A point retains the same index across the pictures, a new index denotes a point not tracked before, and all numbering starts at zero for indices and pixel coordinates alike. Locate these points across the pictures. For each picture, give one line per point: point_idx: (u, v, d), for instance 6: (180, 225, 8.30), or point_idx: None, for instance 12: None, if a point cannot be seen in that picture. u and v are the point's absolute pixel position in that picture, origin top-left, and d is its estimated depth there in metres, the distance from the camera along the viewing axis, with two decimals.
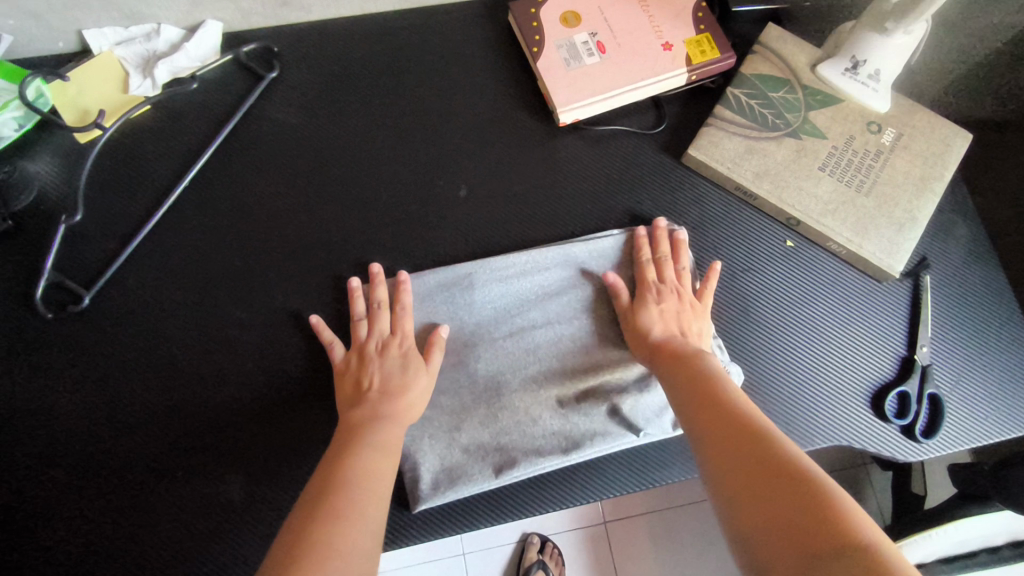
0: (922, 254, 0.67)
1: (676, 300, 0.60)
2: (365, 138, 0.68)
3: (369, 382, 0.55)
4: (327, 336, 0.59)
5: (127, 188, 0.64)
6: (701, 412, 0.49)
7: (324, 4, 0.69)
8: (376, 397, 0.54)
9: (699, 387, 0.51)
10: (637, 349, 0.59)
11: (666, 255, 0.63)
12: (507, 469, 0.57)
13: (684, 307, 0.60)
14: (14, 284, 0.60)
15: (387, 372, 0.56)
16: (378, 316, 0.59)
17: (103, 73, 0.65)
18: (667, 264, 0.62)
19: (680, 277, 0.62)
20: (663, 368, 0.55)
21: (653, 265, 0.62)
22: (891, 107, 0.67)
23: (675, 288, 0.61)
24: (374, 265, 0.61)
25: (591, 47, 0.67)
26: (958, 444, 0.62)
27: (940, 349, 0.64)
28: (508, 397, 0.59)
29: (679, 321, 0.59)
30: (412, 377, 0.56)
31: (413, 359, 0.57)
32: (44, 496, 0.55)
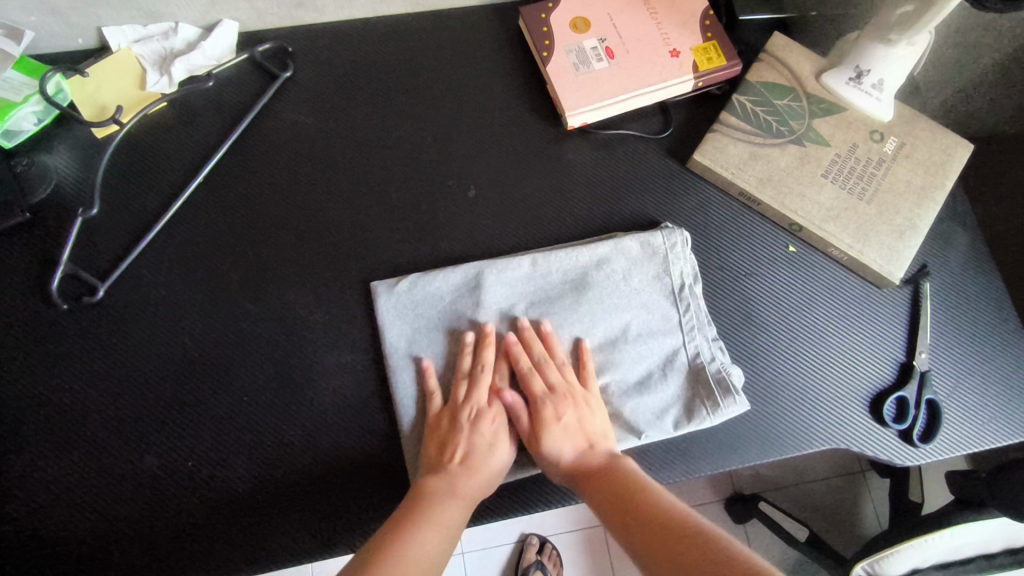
0: (922, 261, 0.68)
1: (572, 407, 0.58)
2: (376, 138, 0.69)
3: (455, 452, 0.55)
4: (432, 384, 0.59)
5: (142, 183, 0.65)
6: (617, 513, 0.50)
7: (338, 6, 0.70)
8: (457, 471, 0.54)
9: (616, 485, 0.52)
10: (551, 473, 0.57)
11: (540, 357, 0.60)
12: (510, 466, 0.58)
13: (582, 410, 0.58)
14: (30, 274, 0.61)
15: (475, 447, 0.56)
16: (480, 380, 0.59)
17: (121, 71, 0.66)
18: (546, 367, 0.59)
19: (564, 375, 0.60)
20: (581, 484, 0.54)
21: (535, 372, 0.59)
22: (894, 116, 0.68)
23: (566, 391, 0.58)
24: (491, 325, 0.61)
25: (600, 52, 0.69)
26: (955, 449, 0.63)
27: (939, 355, 0.65)
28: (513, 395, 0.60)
29: (581, 431, 0.57)
30: (496, 459, 0.56)
31: (500, 439, 0.57)
32: (56, 485, 0.56)
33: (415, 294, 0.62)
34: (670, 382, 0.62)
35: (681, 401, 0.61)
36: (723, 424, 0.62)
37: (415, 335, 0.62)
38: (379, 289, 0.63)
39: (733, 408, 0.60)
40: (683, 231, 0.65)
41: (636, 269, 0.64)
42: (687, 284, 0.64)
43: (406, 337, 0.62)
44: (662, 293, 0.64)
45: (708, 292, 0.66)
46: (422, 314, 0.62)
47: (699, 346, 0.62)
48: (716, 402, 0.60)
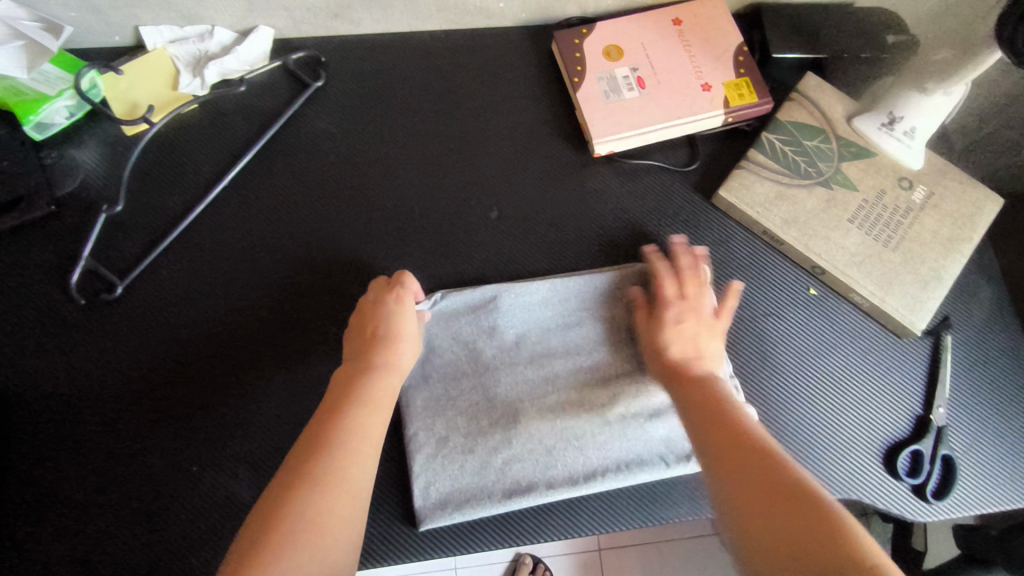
0: (944, 313, 0.67)
1: (696, 320, 0.58)
2: (401, 152, 0.69)
3: (369, 332, 0.56)
4: None
5: (169, 183, 0.66)
6: (704, 412, 0.51)
7: (374, 19, 0.70)
8: (372, 346, 0.55)
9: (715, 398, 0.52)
10: (653, 365, 0.58)
11: (686, 270, 0.62)
12: (516, 496, 0.57)
13: (705, 327, 0.58)
14: (51, 267, 0.62)
15: (384, 319, 0.57)
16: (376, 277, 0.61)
17: (154, 70, 0.66)
18: (687, 279, 0.61)
19: (702, 292, 0.60)
20: (677, 382, 0.55)
21: (673, 278, 0.61)
22: (924, 165, 0.68)
23: (696, 305, 0.59)
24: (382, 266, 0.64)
25: (632, 82, 0.69)
26: (970, 508, 0.61)
27: (956, 411, 0.64)
28: (525, 425, 0.59)
29: (696, 342, 0.57)
30: (404, 324, 0.57)
31: (405, 303, 0.58)
32: (58, 481, 0.56)
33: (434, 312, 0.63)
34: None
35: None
36: None
37: (431, 354, 0.61)
38: None
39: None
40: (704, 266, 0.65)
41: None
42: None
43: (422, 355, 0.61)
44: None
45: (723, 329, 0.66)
46: (438, 334, 0.62)
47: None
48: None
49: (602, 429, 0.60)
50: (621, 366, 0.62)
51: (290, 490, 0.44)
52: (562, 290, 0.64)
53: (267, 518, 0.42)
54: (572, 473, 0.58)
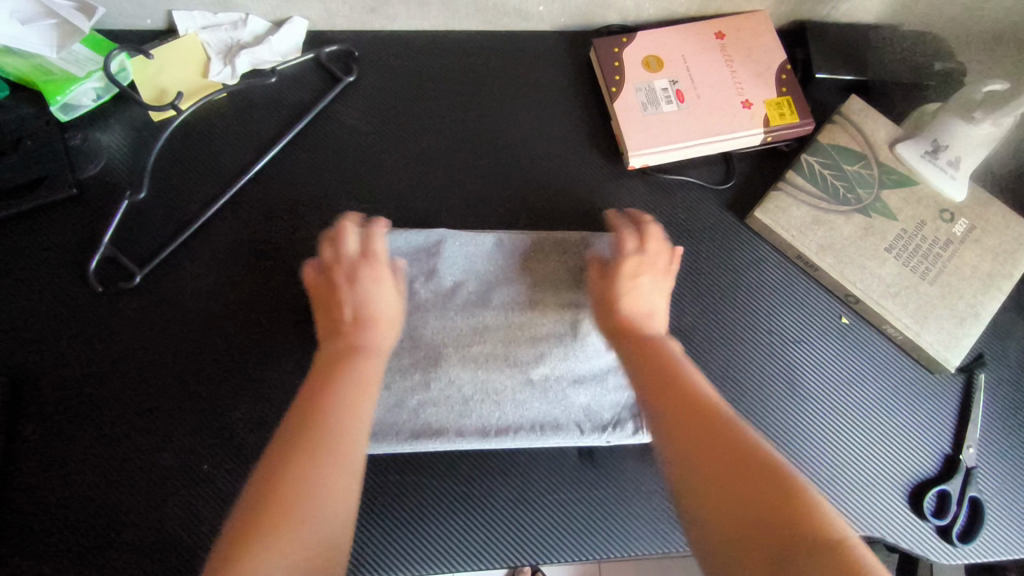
0: (978, 350, 0.65)
1: (648, 274, 0.57)
2: (430, 152, 0.68)
3: (347, 310, 0.52)
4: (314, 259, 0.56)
5: (193, 171, 0.64)
6: (660, 386, 0.47)
7: (410, 16, 0.69)
8: (349, 328, 0.51)
9: (670, 370, 0.48)
10: (605, 328, 0.55)
11: (631, 232, 0.60)
12: (423, 439, 0.57)
13: (656, 278, 0.57)
14: (70, 252, 0.60)
15: (362, 300, 0.52)
16: (346, 237, 0.56)
17: (184, 55, 0.65)
18: (649, 236, 0.59)
19: (658, 250, 0.59)
20: (627, 346, 0.52)
21: (632, 239, 0.59)
22: (967, 197, 0.66)
23: (649, 260, 0.58)
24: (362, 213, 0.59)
25: (671, 94, 0.67)
26: (996, 553, 0.60)
27: (987, 452, 0.62)
28: (446, 367, 0.59)
29: (651, 303, 0.56)
30: (383, 308, 0.53)
31: (383, 283, 0.54)
32: (68, 472, 0.55)
33: None
34: (610, 390, 0.60)
35: (618, 410, 0.60)
36: None
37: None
38: None
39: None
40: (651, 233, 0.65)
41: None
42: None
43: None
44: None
45: (742, 348, 0.64)
46: None
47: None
48: None
49: (525, 387, 0.59)
50: (554, 328, 0.61)
51: (283, 462, 0.41)
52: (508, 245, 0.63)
53: (265, 487, 0.40)
54: (485, 425, 0.58)
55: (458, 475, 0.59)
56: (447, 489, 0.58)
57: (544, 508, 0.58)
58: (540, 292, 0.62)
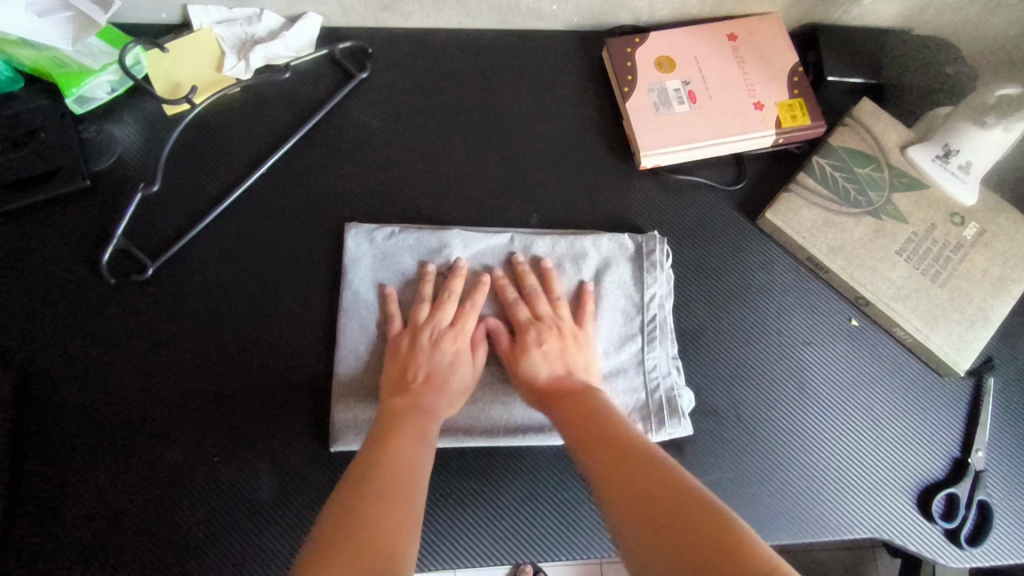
0: (987, 353, 0.65)
1: (556, 339, 0.57)
2: (442, 150, 0.68)
3: (419, 372, 0.55)
4: (395, 308, 0.59)
5: (206, 165, 0.64)
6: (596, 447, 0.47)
7: (424, 14, 0.69)
8: (419, 389, 0.54)
9: (598, 430, 0.49)
10: (526, 395, 0.56)
11: (535, 289, 0.60)
12: None
13: (565, 342, 0.58)
14: (82, 244, 0.61)
15: (437, 366, 0.56)
16: (446, 305, 0.59)
17: (199, 50, 0.65)
18: (536, 297, 0.60)
19: (555, 309, 0.60)
20: (557, 412, 0.53)
21: (522, 303, 0.60)
22: (977, 201, 0.66)
23: (552, 322, 0.58)
24: (461, 260, 0.61)
25: (683, 95, 0.67)
26: (1004, 556, 0.60)
27: (996, 456, 0.62)
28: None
29: (563, 360, 0.57)
30: (457, 377, 0.56)
31: (461, 360, 0.57)
32: (78, 463, 0.55)
33: (388, 244, 0.62)
34: (619, 392, 0.60)
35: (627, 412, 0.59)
36: (762, 494, 0.60)
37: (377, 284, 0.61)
38: (350, 231, 0.62)
39: (677, 431, 0.58)
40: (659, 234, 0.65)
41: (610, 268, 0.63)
42: (659, 296, 0.63)
43: (369, 282, 0.61)
44: (628, 304, 0.62)
45: (751, 350, 0.64)
46: (388, 266, 0.61)
47: (658, 359, 0.61)
48: (661, 421, 0.58)
49: None
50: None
51: (358, 497, 0.43)
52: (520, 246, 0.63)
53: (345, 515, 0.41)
54: (493, 424, 0.58)
55: (467, 472, 0.58)
56: (456, 486, 0.58)
57: (552, 506, 0.58)
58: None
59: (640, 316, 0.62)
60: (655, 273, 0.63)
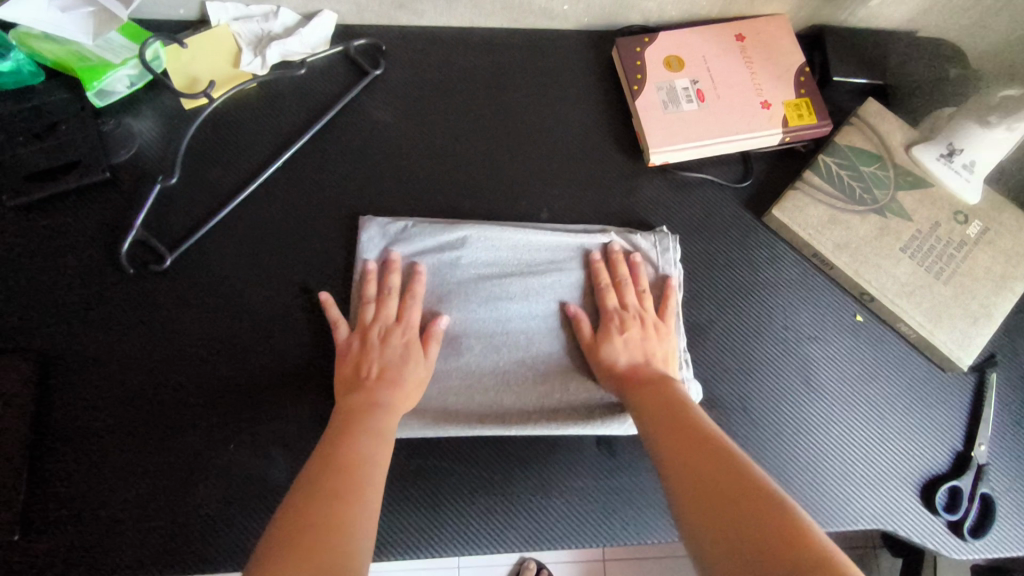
0: (991, 350, 0.66)
1: (638, 327, 0.59)
2: (454, 146, 0.69)
3: (370, 369, 0.56)
4: (335, 313, 0.59)
5: (222, 159, 0.66)
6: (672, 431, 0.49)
7: (437, 12, 0.70)
8: (373, 385, 0.54)
9: (671, 413, 0.51)
10: (602, 378, 0.58)
11: (625, 278, 0.62)
12: (444, 425, 0.58)
13: (648, 333, 0.59)
14: (102, 234, 0.62)
15: (389, 360, 0.56)
16: (387, 302, 0.59)
17: (217, 46, 0.66)
18: (626, 286, 0.62)
19: (641, 301, 0.61)
20: (633, 395, 0.55)
21: (612, 289, 0.62)
22: (981, 200, 0.67)
23: (637, 312, 0.60)
24: (392, 252, 0.62)
25: (691, 94, 0.68)
26: (1006, 548, 0.60)
27: (999, 450, 0.63)
28: (467, 356, 0.60)
29: (643, 349, 0.58)
30: (411, 369, 0.56)
31: (412, 350, 0.57)
32: (97, 449, 0.56)
33: (401, 236, 0.63)
34: None
35: None
36: (770, 485, 0.61)
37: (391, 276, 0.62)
38: (365, 224, 0.63)
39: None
40: (668, 230, 0.66)
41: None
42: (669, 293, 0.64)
43: None
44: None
45: (758, 344, 0.65)
46: (401, 256, 0.62)
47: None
48: None
49: (546, 378, 0.60)
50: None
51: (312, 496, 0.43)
52: (533, 240, 0.64)
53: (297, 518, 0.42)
54: (504, 414, 0.59)
55: (478, 461, 0.59)
56: (467, 475, 0.59)
57: (561, 496, 0.59)
58: (561, 285, 0.63)
59: None
60: (664, 269, 0.64)
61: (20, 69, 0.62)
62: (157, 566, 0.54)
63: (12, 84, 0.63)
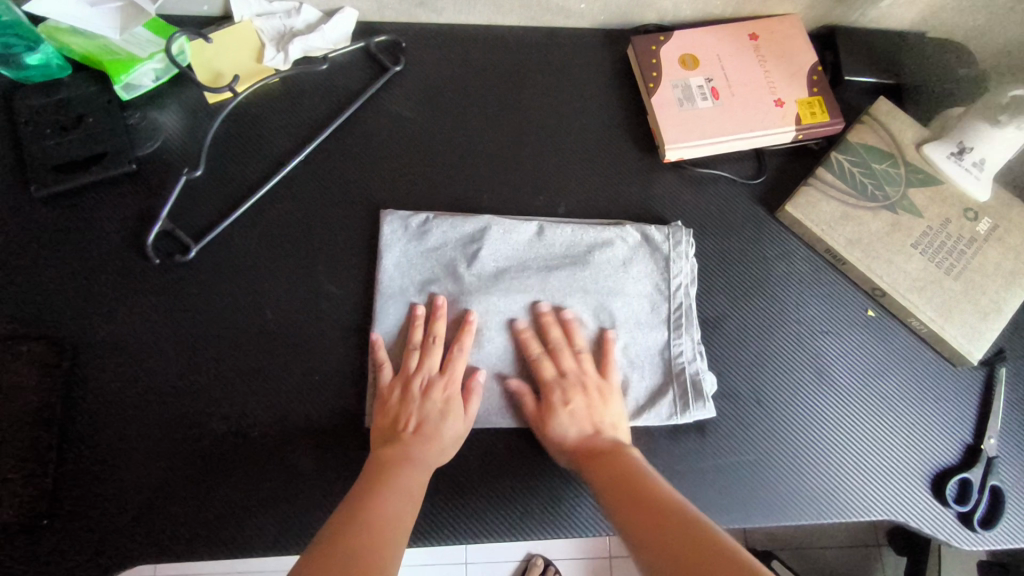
0: (1000, 345, 0.68)
1: (581, 395, 0.58)
2: (472, 141, 0.70)
3: (409, 422, 0.56)
4: (382, 358, 0.59)
5: (245, 153, 0.67)
6: (626, 500, 0.49)
7: (456, 10, 0.72)
8: (409, 439, 0.55)
9: (628, 480, 0.50)
10: (556, 455, 0.58)
11: (557, 342, 0.61)
12: None
13: (592, 400, 0.58)
14: (128, 225, 0.63)
15: (426, 415, 0.56)
16: (431, 351, 0.59)
17: (241, 41, 0.68)
18: (558, 353, 0.60)
19: (578, 365, 0.60)
20: (591, 470, 0.54)
21: (547, 358, 0.60)
22: (990, 198, 0.68)
23: (577, 378, 0.59)
24: (440, 297, 0.61)
25: (706, 91, 0.69)
26: (1015, 540, 0.61)
27: (1008, 443, 0.64)
28: (488, 347, 0.61)
29: (590, 419, 0.58)
30: (448, 426, 0.56)
31: (453, 406, 0.57)
32: (122, 434, 0.57)
33: (421, 230, 0.64)
34: (644, 376, 0.62)
35: (651, 393, 0.62)
36: (783, 475, 0.61)
37: (413, 268, 0.63)
38: (386, 217, 0.64)
39: (703, 412, 0.61)
40: (682, 225, 0.67)
41: (636, 257, 0.65)
42: (685, 285, 0.65)
43: (402, 265, 0.63)
44: (658, 291, 0.65)
45: (770, 338, 0.66)
46: (421, 249, 0.64)
47: (683, 345, 0.63)
48: (687, 404, 0.61)
49: None
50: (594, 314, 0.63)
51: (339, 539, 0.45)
52: (550, 234, 0.65)
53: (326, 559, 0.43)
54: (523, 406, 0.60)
55: (497, 449, 0.60)
56: (486, 463, 0.59)
57: (579, 485, 0.60)
58: (578, 277, 0.64)
59: (667, 304, 0.64)
60: (678, 263, 0.65)
61: (48, 63, 0.64)
62: (182, 549, 0.55)
63: (39, 77, 0.64)
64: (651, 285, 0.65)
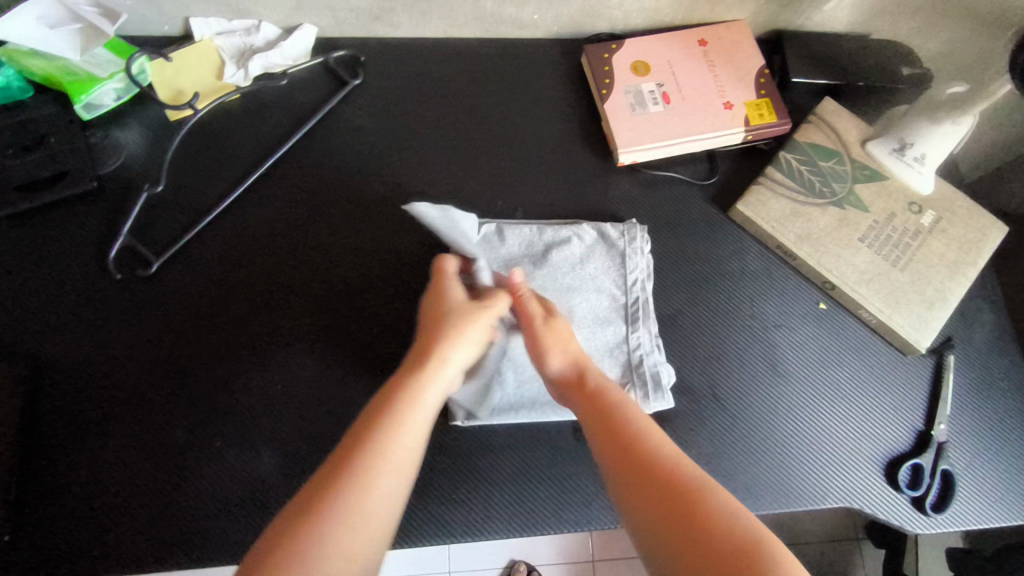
0: (947, 333, 0.70)
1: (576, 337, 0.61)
2: (431, 150, 0.72)
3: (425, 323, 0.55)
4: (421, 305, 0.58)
5: (207, 168, 0.68)
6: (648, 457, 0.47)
7: (413, 24, 0.74)
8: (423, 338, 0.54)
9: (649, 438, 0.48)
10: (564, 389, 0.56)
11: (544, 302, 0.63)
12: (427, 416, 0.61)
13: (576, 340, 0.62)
14: (91, 241, 0.64)
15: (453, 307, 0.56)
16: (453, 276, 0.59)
17: (201, 59, 0.69)
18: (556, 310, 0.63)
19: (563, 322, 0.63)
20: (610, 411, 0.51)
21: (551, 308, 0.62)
22: (933, 191, 0.71)
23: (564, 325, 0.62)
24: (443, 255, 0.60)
25: (657, 96, 0.72)
26: (967, 523, 0.63)
27: (957, 428, 0.66)
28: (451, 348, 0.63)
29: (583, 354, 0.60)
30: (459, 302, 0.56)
31: (451, 289, 0.58)
32: (88, 446, 0.58)
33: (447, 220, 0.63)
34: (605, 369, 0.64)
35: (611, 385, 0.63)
36: (739, 466, 0.63)
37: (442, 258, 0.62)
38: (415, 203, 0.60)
39: (661, 405, 0.62)
40: (637, 222, 0.69)
41: (592, 256, 0.67)
42: (640, 281, 0.67)
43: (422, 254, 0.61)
44: (615, 288, 0.66)
45: (726, 334, 0.68)
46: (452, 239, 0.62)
47: (641, 338, 0.65)
48: (647, 395, 0.62)
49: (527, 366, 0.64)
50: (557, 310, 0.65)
51: (364, 437, 0.44)
52: (508, 234, 0.67)
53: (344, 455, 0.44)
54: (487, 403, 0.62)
55: (459, 452, 0.61)
56: (449, 466, 0.61)
57: (540, 483, 0.61)
58: (539, 275, 0.65)
59: (623, 299, 0.66)
60: (634, 261, 0.67)
61: (9, 85, 0.64)
62: (147, 559, 0.55)
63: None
64: (609, 282, 0.66)
